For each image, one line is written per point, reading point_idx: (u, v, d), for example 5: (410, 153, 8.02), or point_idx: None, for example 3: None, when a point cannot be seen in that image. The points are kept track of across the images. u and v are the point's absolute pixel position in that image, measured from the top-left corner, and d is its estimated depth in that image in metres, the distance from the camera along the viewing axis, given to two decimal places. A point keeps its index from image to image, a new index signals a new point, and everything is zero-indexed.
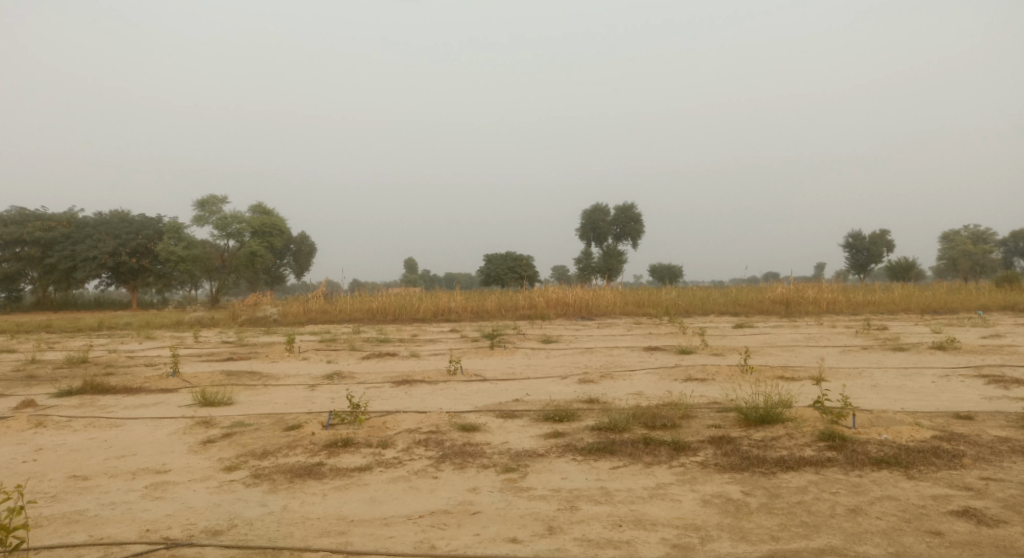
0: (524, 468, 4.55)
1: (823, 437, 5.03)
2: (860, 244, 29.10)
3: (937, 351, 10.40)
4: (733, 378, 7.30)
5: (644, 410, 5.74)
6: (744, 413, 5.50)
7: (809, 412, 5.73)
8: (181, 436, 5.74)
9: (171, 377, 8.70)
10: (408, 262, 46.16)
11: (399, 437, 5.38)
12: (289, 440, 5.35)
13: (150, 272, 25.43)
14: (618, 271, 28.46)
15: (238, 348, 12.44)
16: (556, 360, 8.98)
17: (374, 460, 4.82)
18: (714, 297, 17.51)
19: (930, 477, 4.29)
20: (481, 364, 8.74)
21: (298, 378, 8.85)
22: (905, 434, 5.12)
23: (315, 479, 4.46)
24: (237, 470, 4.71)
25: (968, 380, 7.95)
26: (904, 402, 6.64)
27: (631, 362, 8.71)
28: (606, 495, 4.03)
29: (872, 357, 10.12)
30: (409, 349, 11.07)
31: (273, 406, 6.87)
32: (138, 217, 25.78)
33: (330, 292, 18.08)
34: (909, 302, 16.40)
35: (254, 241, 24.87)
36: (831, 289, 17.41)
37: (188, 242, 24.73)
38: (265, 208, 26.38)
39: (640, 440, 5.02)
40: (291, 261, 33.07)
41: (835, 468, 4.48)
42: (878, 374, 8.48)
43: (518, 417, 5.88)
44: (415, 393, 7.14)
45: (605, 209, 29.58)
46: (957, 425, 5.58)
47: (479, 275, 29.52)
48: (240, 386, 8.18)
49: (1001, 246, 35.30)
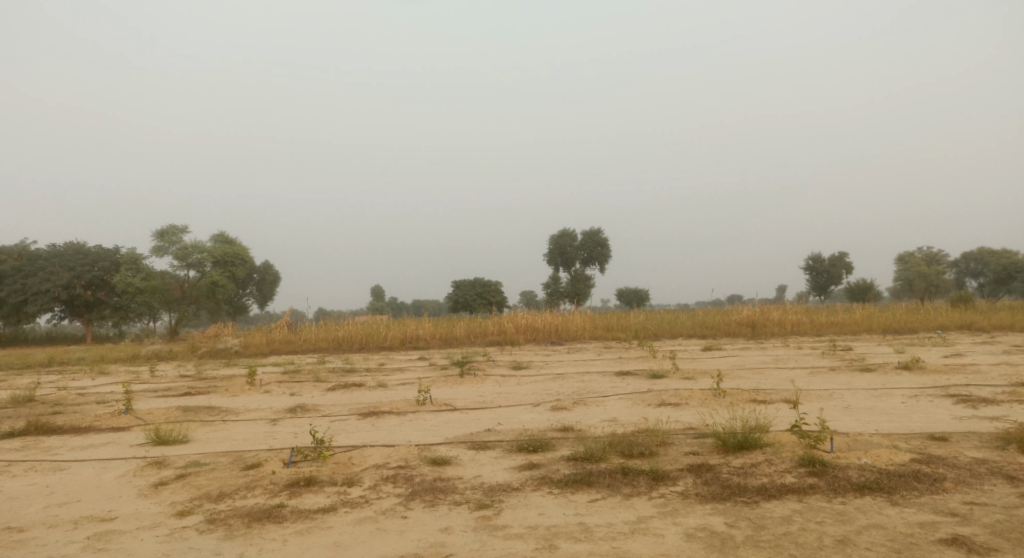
0: (498, 504, 4.35)
1: (803, 462, 4.91)
2: (820, 266, 29.54)
3: (903, 371, 10.45)
4: (708, 402, 7.20)
5: (620, 437, 5.58)
6: (722, 439, 5.37)
7: (787, 436, 5.62)
8: (130, 479, 5.42)
9: (123, 415, 8.32)
10: (374, 291, 45.68)
11: (366, 473, 5.13)
12: (248, 480, 5.07)
13: (107, 304, 24.69)
14: (586, 296, 28.45)
15: (196, 382, 12.03)
16: (527, 387, 8.79)
17: (339, 500, 4.57)
18: (682, 320, 17.51)
19: (915, 503, 4.19)
20: (450, 393, 8.51)
21: (259, 412, 8.53)
22: (884, 457, 5.03)
23: (276, 523, 4.21)
24: (191, 515, 4.43)
25: (937, 400, 7.96)
26: (879, 423, 6.58)
27: (604, 387, 8.56)
28: (586, 531, 3.84)
29: (841, 377, 10.12)
30: (376, 379, 10.79)
31: (232, 443, 6.56)
32: (94, 248, 25.11)
33: (295, 321, 17.69)
34: (871, 322, 16.57)
35: (216, 271, 24.32)
36: (795, 310, 17.55)
37: (146, 273, 24.08)
38: (227, 237, 25.89)
39: (618, 470, 4.85)
40: (254, 290, 32.48)
41: (818, 495, 4.36)
42: (849, 395, 8.45)
43: (490, 449, 5.67)
44: (382, 425, 6.89)
45: (572, 234, 29.61)
46: (934, 447, 5.52)
47: (447, 302, 29.26)
48: (197, 422, 7.84)
49: (954, 267, 36.16)
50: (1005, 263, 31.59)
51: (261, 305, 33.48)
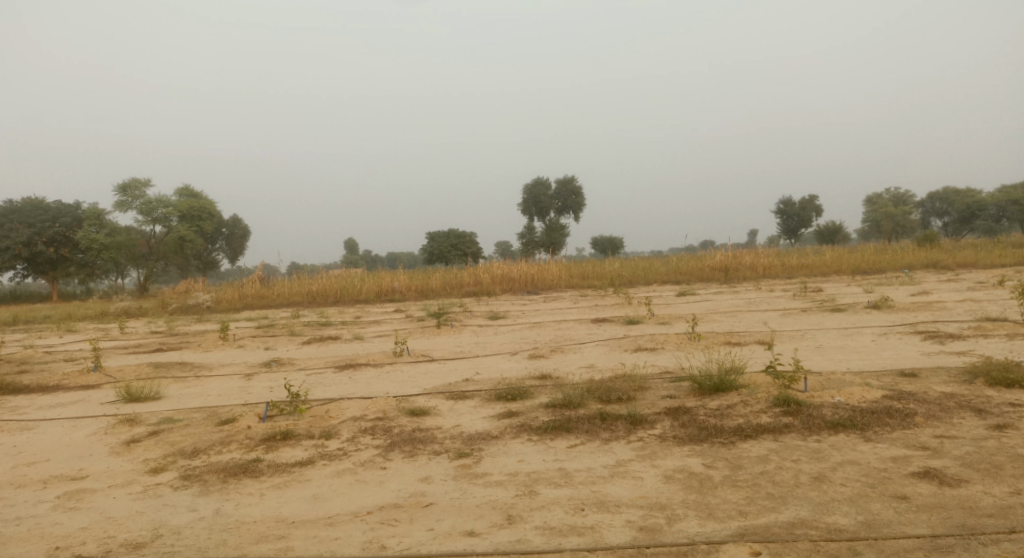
0: (477, 452, 4.35)
1: (778, 402, 4.96)
2: (791, 209, 29.76)
3: (872, 310, 10.62)
4: (683, 346, 7.24)
5: (598, 383, 5.59)
6: (698, 382, 5.40)
7: (762, 377, 5.68)
8: (102, 437, 5.33)
9: (93, 373, 8.18)
10: (347, 243, 45.28)
11: (343, 426, 5.10)
12: (223, 435, 5.01)
13: (71, 262, 24.14)
14: (560, 244, 28.45)
15: (168, 338, 11.87)
16: (504, 336, 8.78)
17: (316, 453, 4.53)
18: (656, 266, 17.58)
19: (887, 438, 4.26)
20: (428, 345, 8.48)
21: (233, 367, 8.44)
22: (858, 395, 5.10)
23: (252, 477, 4.16)
24: (165, 472, 4.37)
25: (906, 337, 8.10)
26: (850, 362, 6.69)
27: (580, 335, 8.58)
28: (565, 476, 3.85)
29: (813, 318, 10.26)
30: (352, 332, 10.72)
31: (206, 399, 6.48)
32: (55, 204, 24.44)
33: (268, 275, 17.46)
34: (841, 263, 16.77)
35: (183, 226, 23.80)
36: (767, 254, 17.68)
37: (110, 228, 23.53)
38: (193, 191, 25.30)
39: (596, 415, 4.86)
40: (224, 245, 31.98)
41: (793, 434, 4.41)
42: (821, 336, 8.57)
43: (469, 398, 5.66)
44: (359, 377, 6.85)
45: (545, 182, 29.39)
46: (905, 383, 5.61)
47: (421, 253, 29.07)
48: (169, 379, 7.73)
49: (920, 207, 36.63)
50: (970, 202, 32.04)
51: (232, 259, 33.01)
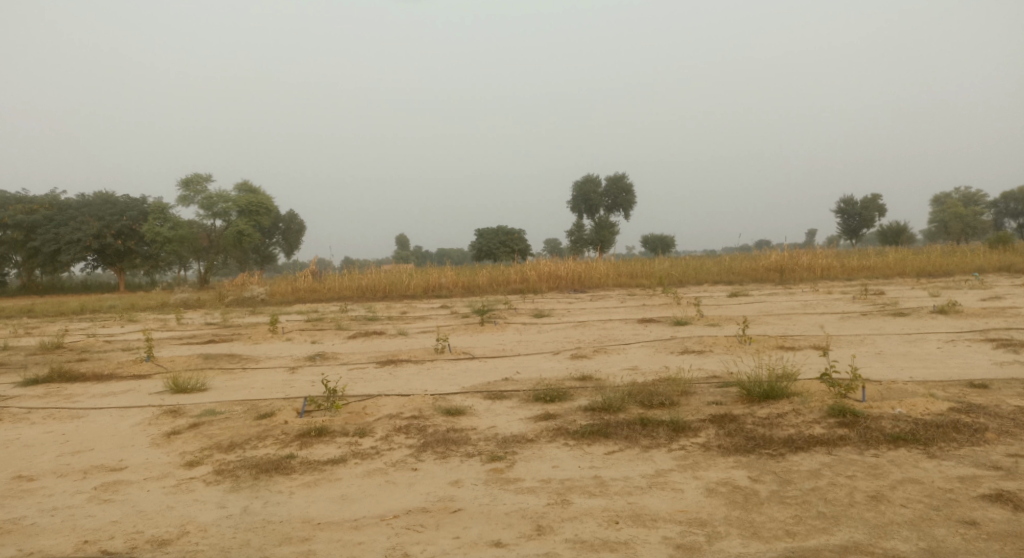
0: (511, 456, 4.19)
1: (833, 413, 4.68)
2: (852, 208, 28.77)
3: (938, 315, 10.07)
4: (733, 349, 6.95)
5: (641, 387, 5.38)
6: (746, 388, 5.14)
7: (816, 384, 5.38)
8: (144, 427, 5.35)
9: (145, 363, 8.31)
10: (399, 238, 45.70)
11: (378, 424, 5.00)
12: (260, 430, 4.97)
13: (136, 254, 24.85)
14: (611, 242, 28.13)
15: (220, 330, 12.05)
16: (548, 335, 8.62)
17: (349, 451, 4.45)
18: (708, 266, 17.15)
19: (953, 455, 3.95)
20: (471, 342, 8.37)
21: (278, 360, 8.48)
22: (920, 407, 4.77)
23: (282, 474, 4.09)
24: (199, 466, 4.33)
25: (975, 345, 7.64)
26: (912, 370, 6.31)
27: (626, 335, 8.35)
28: (601, 485, 3.66)
29: (873, 323, 9.80)
30: (398, 327, 10.70)
31: (249, 391, 6.49)
32: (122, 198, 25.21)
33: (320, 269, 17.65)
34: (904, 266, 16.06)
35: (241, 220, 24.28)
36: (825, 254, 17.06)
37: (174, 222, 24.17)
38: (251, 186, 25.79)
39: (637, 421, 4.65)
40: (280, 240, 32.58)
41: (848, 448, 4.13)
42: (881, 341, 8.16)
43: (507, 398, 5.51)
44: (399, 374, 6.77)
45: (596, 180, 29.05)
46: (973, 395, 5.24)
47: (471, 250, 29.07)
48: (216, 370, 7.79)
49: (992, 208, 34.99)
50: None
51: (288, 253, 33.59)
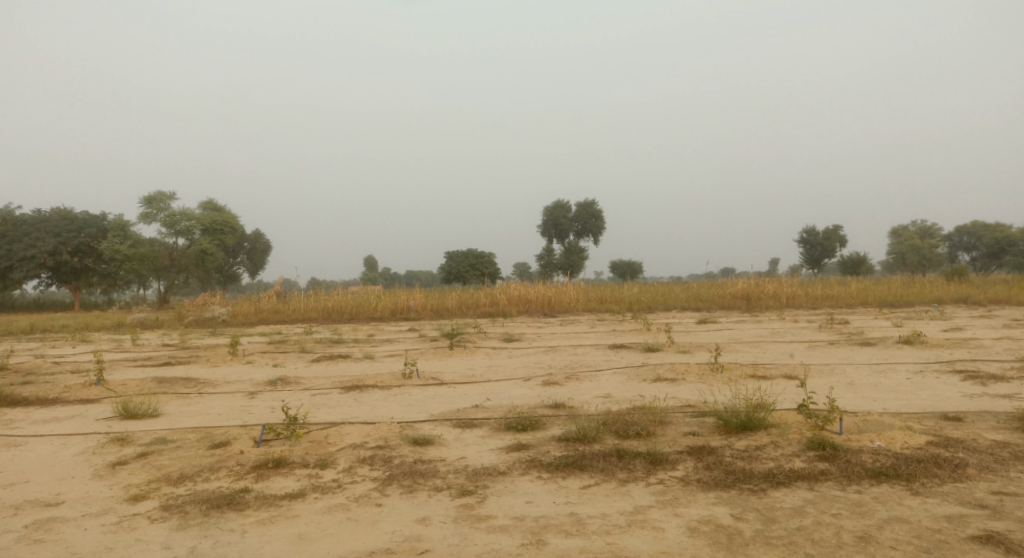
0: (482, 490, 3.98)
1: (813, 445, 4.55)
2: (815, 239, 29.21)
3: (904, 345, 10.10)
4: (706, 378, 6.82)
5: (615, 416, 5.21)
6: (723, 419, 5.00)
7: (793, 416, 5.26)
8: (89, 457, 5.02)
9: (94, 386, 7.91)
10: (366, 261, 45.18)
11: (341, 454, 4.75)
12: (214, 460, 4.68)
13: (94, 272, 24.03)
14: (580, 268, 28.12)
15: (177, 352, 11.63)
16: (518, 360, 8.41)
17: (309, 484, 4.19)
18: (676, 293, 17.15)
19: (937, 492, 3.83)
20: (439, 366, 8.14)
21: (237, 385, 8.14)
22: (899, 440, 4.67)
23: (236, 510, 3.82)
24: (145, 501, 4.04)
25: (944, 376, 7.63)
26: (885, 401, 6.25)
27: (597, 361, 8.19)
28: (577, 524, 3.46)
29: (842, 352, 9.79)
30: (363, 351, 10.42)
31: (204, 418, 6.18)
32: (81, 214, 24.52)
33: (285, 289, 17.26)
34: (866, 295, 16.24)
35: (204, 239, 23.75)
36: (790, 283, 17.19)
37: (134, 240, 23.55)
38: (216, 204, 25.31)
39: (612, 452, 4.47)
40: (244, 259, 31.96)
41: (830, 483, 4.00)
42: (851, 370, 8.11)
43: (477, 427, 5.29)
44: (365, 400, 6.51)
45: (566, 205, 29.09)
46: (950, 428, 5.16)
47: (439, 273, 28.81)
48: (171, 394, 7.44)
49: (947, 241, 35.90)
50: (999, 236, 31.24)
51: (252, 274, 32.99)
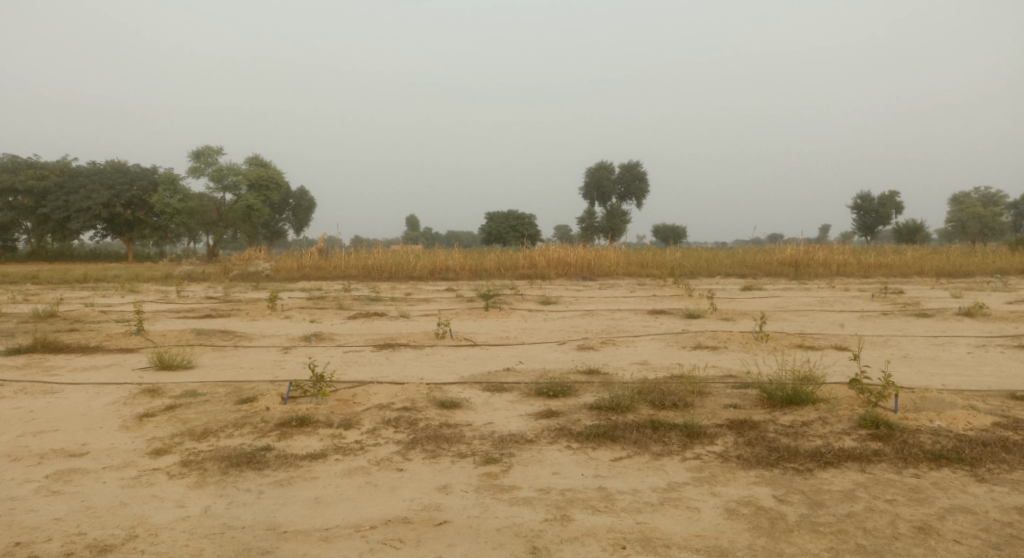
0: (508, 458, 3.78)
1: (865, 423, 4.24)
2: (869, 205, 28.11)
3: (964, 318, 9.56)
4: (749, 347, 6.50)
5: (652, 384, 4.94)
6: (768, 392, 4.70)
7: (844, 391, 4.92)
8: (118, 408, 4.97)
9: (134, 336, 7.94)
10: (409, 220, 45.28)
11: (366, 414, 4.60)
12: (239, 416, 4.58)
13: (146, 224, 24.48)
14: (622, 231, 27.63)
15: (219, 305, 11.70)
16: (555, 323, 8.17)
17: (330, 445, 4.05)
18: (720, 258, 16.65)
19: (1005, 480, 3.51)
20: (473, 327, 7.95)
21: (272, 339, 8.07)
22: (961, 421, 4.32)
23: (254, 469, 3.70)
24: (165, 456, 3.94)
25: (1008, 351, 7.16)
26: (943, 377, 5.85)
27: (635, 326, 7.90)
28: (607, 499, 3.24)
29: (896, 323, 9.30)
30: (400, 309, 10.30)
31: (235, 372, 6.10)
32: (133, 168, 24.86)
33: (327, 245, 17.25)
34: (922, 264, 15.53)
35: (251, 195, 23.90)
36: (841, 250, 16.53)
37: (184, 194, 23.82)
38: (262, 160, 25.39)
39: (648, 423, 4.22)
40: (290, 216, 32.19)
41: (884, 465, 3.70)
42: (906, 343, 7.68)
43: (508, 391, 5.09)
44: (396, 359, 6.37)
45: (609, 167, 28.47)
46: (1018, 409, 4.77)
47: (480, 234, 28.62)
48: (206, 347, 7.39)
49: (1011, 209, 34.22)
50: None
51: (298, 230, 33.25)
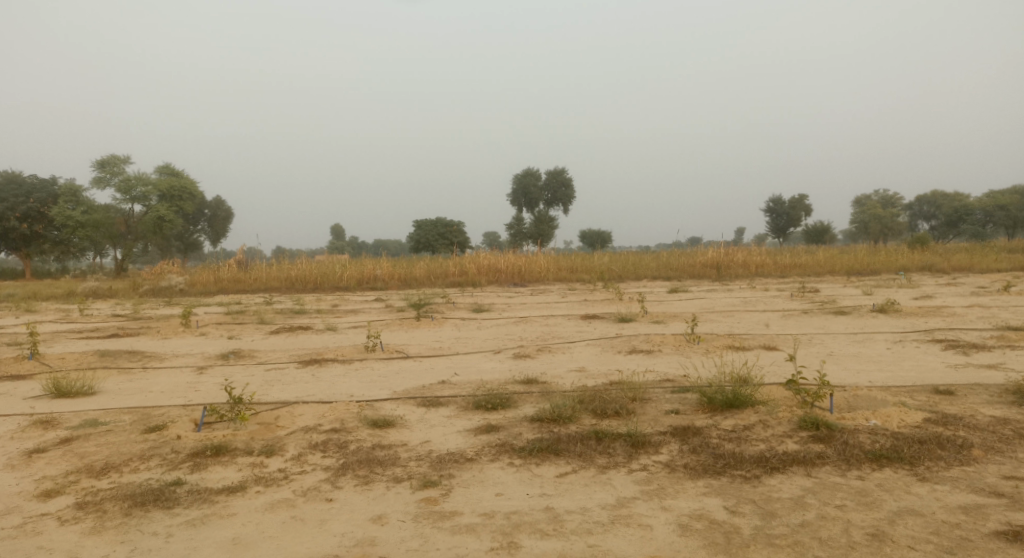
0: (447, 480, 3.56)
1: (806, 425, 4.20)
2: (781, 208, 29.10)
3: (878, 315, 9.87)
4: (683, 349, 6.46)
5: (592, 393, 4.80)
6: (708, 396, 4.61)
7: (781, 392, 4.90)
8: (6, 444, 4.48)
9: (29, 361, 7.28)
10: (333, 229, 44.26)
11: (290, 439, 4.28)
12: (146, 448, 4.19)
13: (46, 238, 22.98)
14: (549, 237, 27.66)
15: (127, 323, 10.97)
16: (488, 332, 7.96)
17: (251, 475, 3.73)
18: (646, 261, 16.84)
19: (946, 478, 3.51)
20: (404, 338, 7.67)
21: (187, 359, 7.56)
22: (896, 418, 4.34)
23: (162, 508, 3.38)
24: (60, 498, 3.55)
25: (924, 346, 7.38)
26: (870, 374, 5.94)
27: (569, 332, 7.78)
28: (555, 521, 3.10)
29: (817, 321, 9.51)
30: (326, 321, 9.90)
31: (144, 396, 5.64)
32: (31, 179, 23.32)
33: (247, 257, 16.55)
34: (834, 264, 16.08)
35: (162, 205, 22.75)
36: (759, 251, 16.97)
37: (88, 205, 22.50)
38: (173, 170, 24.24)
39: (590, 434, 4.07)
40: (205, 226, 30.86)
41: (828, 468, 3.66)
42: (829, 341, 7.82)
43: (443, 406, 4.86)
44: (324, 375, 6.03)
45: (535, 173, 28.50)
46: (945, 404, 4.85)
47: (407, 242, 28.15)
48: (112, 370, 6.85)
49: (907, 210, 36.06)
50: (957, 206, 31.23)
51: (215, 242, 31.95)
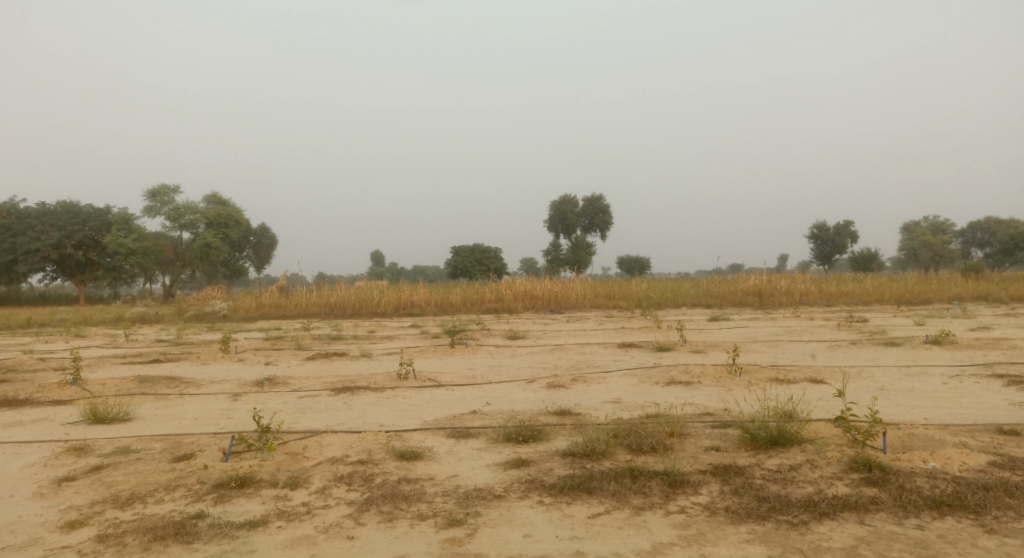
0: (474, 518, 3.40)
1: (857, 466, 3.94)
2: (825, 234, 28.44)
3: (932, 346, 9.42)
4: (724, 381, 6.20)
5: (628, 427, 4.59)
6: (751, 433, 4.37)
7: (830, 429, 4.63)
8: (38, 471, 4.46)
9: (70, 386, 7.34)
10: (373, 255, 44.72)
11: (316, 471, 4.17)
12: (171, 477, 4.11)
13: (99, 265, 23.58)
14: (587, 263, 27.46)
15: (168, 348, 11.08)
16: (522, 360, 7.79)
17: (273, 509, 3.62)
18: (686, 288, 16.54)
19: (1014, 530, 3.23)
20: (437, 366, 7.54)
21: (222, 385, 7.55)
22: (956, 461, 4.04)
23: (182, 543, 3.28)
24: (82, 530, 3.48)
25: (983, 381, 6.97)
26: (925, 411, 5.61)
27: (605, 361, 7.57)
28: None
29: (866, 353, 9.12)
30: (361, 348, 9.85)
31: (177, 424, 5.60)
32: (86, 208, 24.03)
33: (289, 283, 16.70)
34: (882, 292, 15.56)
35: (209, 233, 23.21)
36: (803, 279, 16.52)
37: (139, 233, 23.06)
38: (220, 199, 24.76)
39: (626, 471, 3.87)
40: (251, 253, 31.39)
41: (883, 514, 3.40)
42: (879, 374, 7.46)
43: (474, 438, 4.70)
44: (354, 403, 5.92)
45: (573, 200, 28.41)
46: (1010, 446, 4.52)
47: (445, 268, 28.23)
48: (148, 395, 6.86)
49: (959, 237, 34.95)
50: (1013, 233, 30.14)
51: (259, 268, 32.46)
